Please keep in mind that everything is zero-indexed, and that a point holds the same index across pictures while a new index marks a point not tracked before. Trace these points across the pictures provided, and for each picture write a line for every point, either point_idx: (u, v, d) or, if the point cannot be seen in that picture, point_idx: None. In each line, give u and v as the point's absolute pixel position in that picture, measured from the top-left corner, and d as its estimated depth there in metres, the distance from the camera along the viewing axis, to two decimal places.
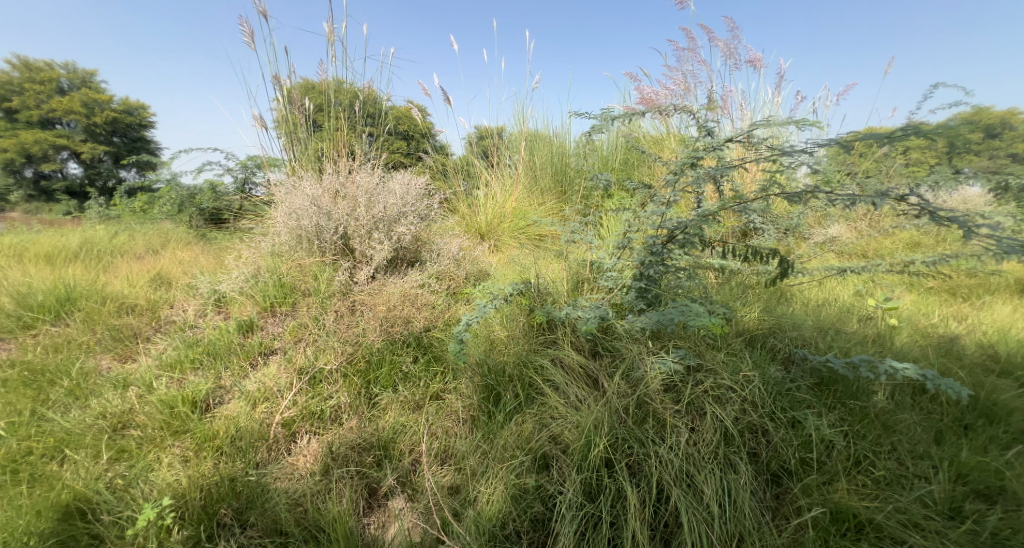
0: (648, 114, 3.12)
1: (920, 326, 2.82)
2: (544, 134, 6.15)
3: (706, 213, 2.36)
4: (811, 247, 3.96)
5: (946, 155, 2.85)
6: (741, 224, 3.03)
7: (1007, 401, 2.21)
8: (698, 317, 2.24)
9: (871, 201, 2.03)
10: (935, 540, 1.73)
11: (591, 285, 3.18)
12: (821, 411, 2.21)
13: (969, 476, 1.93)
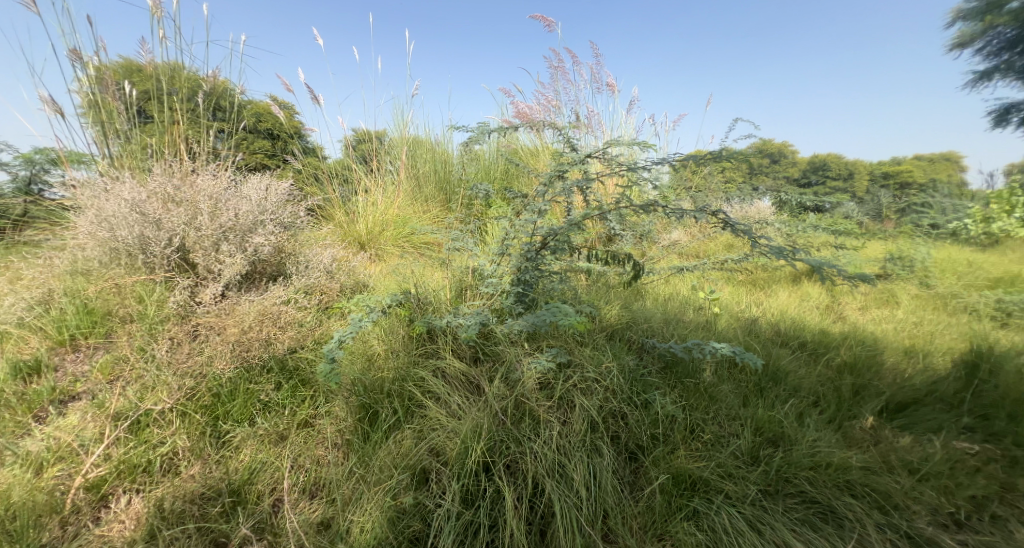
0: (522, 128, 3.28)
1: (734, 312, 3.44)
2: (424, 141, 6.07)
3: (574, 221, 2.61)
4: (660, 249, 4.58)
5: (748, 175, 3.55)
6: (605, 231, 3.36)
7: (785, 365, 2.78)
8: (567, 317, 2.40)
9: (694, 215, 2.45)
10: (744, 484, 2.12)
11: (473, 291, 3.22)
12: (666, 390, 2.56)
13: (764, 428, 2.40)
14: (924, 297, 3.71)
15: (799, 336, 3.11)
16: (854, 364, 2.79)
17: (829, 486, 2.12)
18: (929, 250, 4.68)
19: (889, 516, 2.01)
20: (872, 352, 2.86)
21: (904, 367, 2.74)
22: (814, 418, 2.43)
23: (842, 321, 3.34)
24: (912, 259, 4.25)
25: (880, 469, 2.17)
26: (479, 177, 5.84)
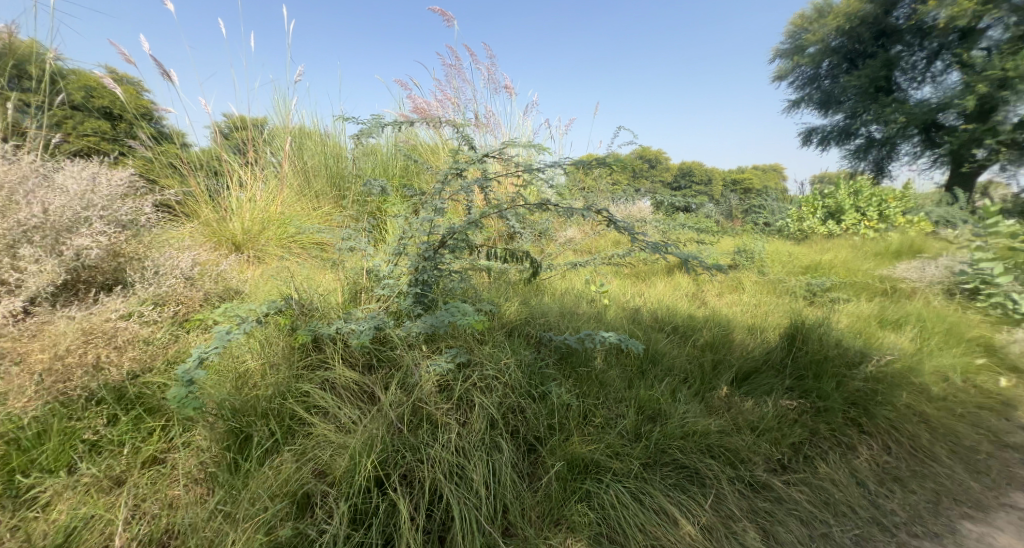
0: (419, 123, 3.20)
1: (620, 303, 3.76)
2: (311, 132, 5.63)
3: (472, 220, 2.63)
4: (558, 245, 4.76)
5: (631, 177, 3.90)
6: (505, 230, 3.43)
7: (661, 348, 3.09)
8: (465, 316, 2.39)
9: (583, 214, 2.63)
10: (628, 461, 2.34)
11: (368, 294, 3.06)
12: (562, 381, 2.71)
13: (644, 407, 2.66)
14: (763, 282, 4.42)
15: (672, 321, 3.48)
16: (714, 343, 3.19)
17: (696, 452, 2.43)
18: (765, 244, 5.60)
19: (738, 471, 2.39)
20: (725, 332, 3.30)
21: (750, 341, 3.23)
22: (684, 393, 2.74)
23: (702, 306, 3.83)
24: (752, 251, 5.06)
25: (732, 430, 2.54)
26: (377, 172, 5.57)
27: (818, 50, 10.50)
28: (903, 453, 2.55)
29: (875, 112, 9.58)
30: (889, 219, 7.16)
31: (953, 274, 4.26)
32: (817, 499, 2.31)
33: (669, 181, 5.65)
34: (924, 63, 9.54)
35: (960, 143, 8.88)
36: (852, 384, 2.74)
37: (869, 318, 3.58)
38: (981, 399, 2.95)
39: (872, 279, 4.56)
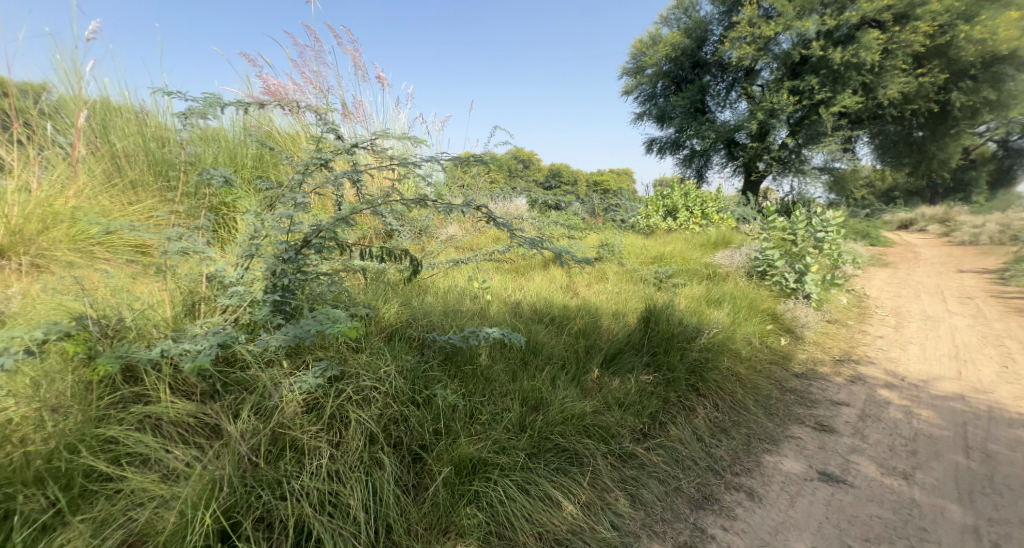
0: (271, 107, 2.82)
1: (503, 296, 3.90)
2: (122, 108, 4.55)
3: (341, 216, 2.42)
4: (439, 244, 4.69)
5: (506, 175, 4.05)
6: (381, 226, 3.25)
7: (540, 338, 3.25)
8: (336, 324, 2.23)
9: (461, 210, 2.60)
10: (514, 453, 2.42)
11: (210, 304, 2.62)
12: (447, 382, 2.69)
13: (528, 398, 2.77)
14: (621, 272, 4.97)
15: (549, 312, 3.70)
16: (586, 330, 3.48)
17: (574, 434, 2.63)
18: (621, 238, 6.36)
19: (611, 446, 2.65)
20: (596, 319, 3.64)
21: (615, 325, 3.61)
22: (562, 379, 2.93)
23: (573, 296, 4.16)
24: (613, 245, 5.65)
25: (604, 409, 2.80)
26: (225, 162, 4.55)
27: (654, 73, 12.08)
28: (728, 407, 3.08)
29: (694, 129, 11.46)
30: (708, 217, 8.78)
31: (751, 260, 5.33)
32: (671, 459, 2.67)
33: (540, 181, 6.02)
34: (724, 92, 11.75)
35: (751, 156, 11.12)
36: (692, 354, 3.25)
37: (701, 298, 4.27)
38: (773, 356, 3.75)
39: (700, 266, 5.47)
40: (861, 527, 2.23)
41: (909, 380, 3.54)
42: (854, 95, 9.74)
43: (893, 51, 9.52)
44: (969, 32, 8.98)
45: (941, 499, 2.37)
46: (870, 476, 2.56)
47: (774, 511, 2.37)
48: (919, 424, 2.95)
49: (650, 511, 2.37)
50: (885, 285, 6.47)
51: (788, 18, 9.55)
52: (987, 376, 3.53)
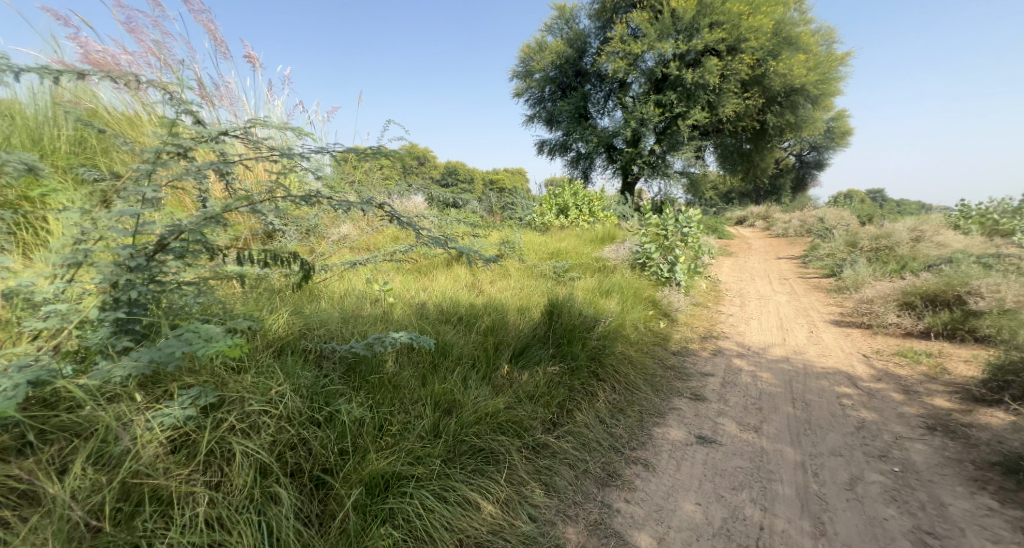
0: (99, 80, 2.22)
1: (407, 300, 3.74)
2: None
3: (210, 215, 2.03)
4: (330, 244, 4.54)
5: (402, 173, 3.94)
6: (258, 224, 2.98)
7: (449, 339, 3.17)
8: (210, 345, 1.88)
9: (359, 208, 2.35)
10: (429, 462, 2.32)
11: (10, 331, 2.00)
12: (352, 395, 2.46)
13: (440, 401, 2.67)
14: (523, 268, 5.26)
15: (457, 312, 3.65)
16: (493, 327, 3.51)
17: (489, 433, 2.61)
18: (521, 236, 6.74)
19: (524, 439, 2.69)
20: (502, 316, 3.68)
21: (521, 320, 3.71)
22: (474, 379, 2.91)
23: (475, 290, 4.37)
24: (513, 242, 5.99)
25: (515, 403, 2.85)
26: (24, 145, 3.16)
27: (541, 78, 12.95)
28: (623, 389, 3.38)
29: (579, 132, 12.59)
30: (595, 214, 9.64)
31: (634, 254, 5.96)
32: (579, 444, 2.81)
33: (436, 179, 6.03)
34: (603, 101, 12.96)
35: (626, 160, 12.45)
36: (591, 341, 3.51)
37: (595, 290, 4.65)
38: (654, 338, 4.22)
39: (591, 259, 5.95)
40: (729, 478, 2.58)
41: (753, 349, 4.27)
42: (702, 110, 11.41)
43: (727, 76, 11.06)
44: (775, 68, 10.82)
45: (780, 444, 2.85)
46: (732, 434, 2.99)
47: (665, 477, 2.63)
48: (762, 385, 3.59)
49: (564, 497, 2.46)
50: (733, 272, 7.76)
51: (650, 39, 10.81)
52: (802, 341, 4.44)
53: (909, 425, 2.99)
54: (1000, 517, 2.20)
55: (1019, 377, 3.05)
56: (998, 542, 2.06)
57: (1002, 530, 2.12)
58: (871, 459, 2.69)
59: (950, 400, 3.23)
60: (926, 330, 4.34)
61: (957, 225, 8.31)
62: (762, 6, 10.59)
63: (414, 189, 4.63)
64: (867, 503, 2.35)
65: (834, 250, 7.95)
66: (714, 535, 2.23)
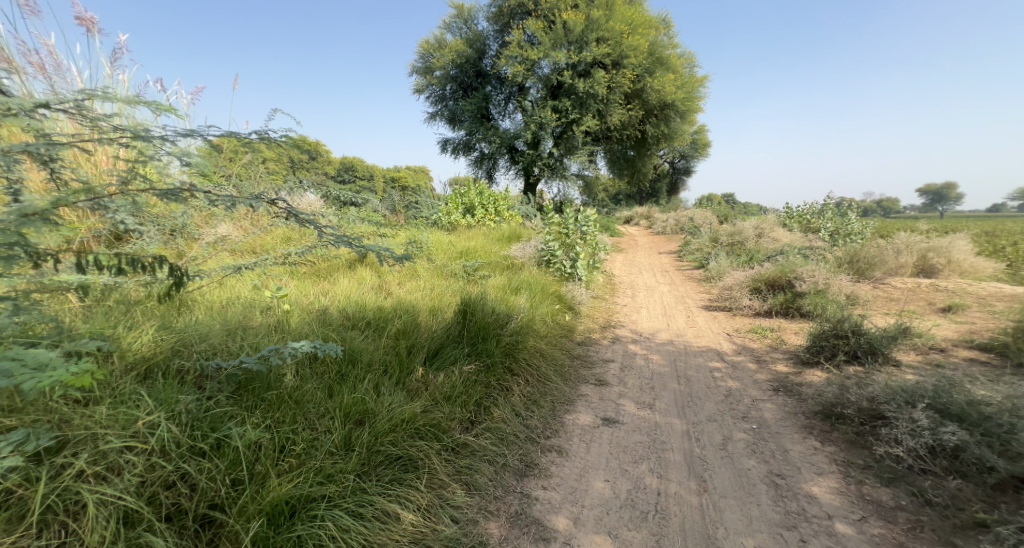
0: None
1: (306, 307, 3.49)
2: None
3: (34, 209, 1.58)
4: (203, 247, 4.13)
5: (291, 168, 3.69)
6: (106, 223, 2.55)
7: (357, 345, 2.99)
8: (41, 377, 1.49)
9: (248, 203, 1.99)
10: (341, 479, 2.15)
11: None
12: (245, 417, 2.19)
13: (350, 413, 2.50)
14: (432, 268, 5.26)
15: (363, 316, 3.46)
16: (404, 330, 3.40)
17: (406, 440, 2.51)
18: (428, 236, 6.69)
19: (443, 441, 2.65)
20: (413, 318, 3.59)
21: (432, 321, 3.64)
22: (387, 385, 2.79)
23: (381, 292, 4.25)
24: (421, 242, 5.93)
25: (432, 406, 2.80)
26: None
27: (442, 75, 12.87)
28: (536, 381, 3.50)
29: (482, 132, 12.75)
30: (500, 214, 9.93)
31: (539, 251, 6.24)
32: (497, 439, 2.83)
33: (330, 174, 5.74)
34: (504, 103, 13.26)
35: (528, 161, 12.92)
36: (505, 338, 3.62)
37: (506, 287, 4.77)
38: (559, 330, 4.45)
39: (499, 257, 6.12)
40: (631, 453, 2.79)
41: (643, 335, 4.73)
42: (594, 117, 12.30)
43: (613, 88, 12.03)
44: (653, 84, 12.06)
45: (669, 417, 3.18)
46: (630, 412, 3.25)
47: (577, 460, 2.74)
48: (653, 366, 3.99)
49: (484, 493, 2.43)
50: (623, 266, 8.53)
51: (546, 47, 11.36)
52: (681, 325, 5.04)
53: (760, 388, 3.56)
54: (823, 453, 2.74)
55: (829, 340, 3.82)
56: (822, 473, 2.57)
57: (825, 465, 2.65)
58: (734, 419, 3.14)
59: (788, 365, 3.93)
60: (768, 310, 5.23)
61: (785, 224, 10.13)
62: (639, 27, 11.70)
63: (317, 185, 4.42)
64: (734, 457, 2.74)
65: (700, 245, 9.16)
66: (622, 507, 2.37)
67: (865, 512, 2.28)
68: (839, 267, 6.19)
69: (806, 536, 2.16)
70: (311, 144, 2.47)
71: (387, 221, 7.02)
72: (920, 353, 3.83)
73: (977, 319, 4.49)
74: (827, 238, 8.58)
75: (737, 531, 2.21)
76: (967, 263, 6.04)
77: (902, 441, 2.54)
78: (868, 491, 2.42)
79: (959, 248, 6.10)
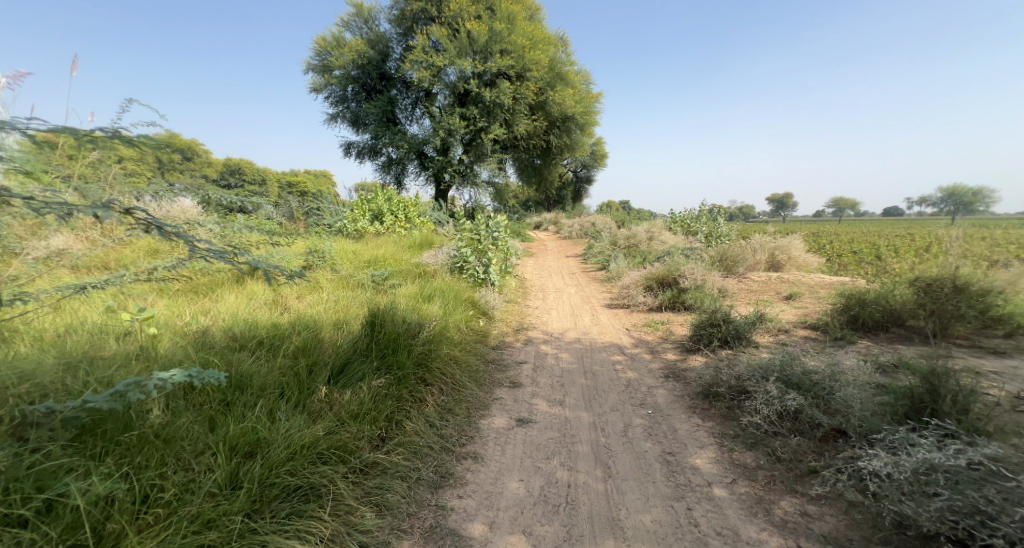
0: None
1: (180, 329, 3.15)
2: None
3: None
4: (34, 263, 3.44)
5: (158, 171, 3.29)
6: None
7: (247, 369, 2.76)
8: None
9: (91, 212, 1.74)
10: (224, 522, 1.95)
11: None
12: (90, 468, 1.92)
13: (238, 445, 2.28)
14: (336, 279, 5.00)
15: (255, 336, 3.21)
16: (304, 347, 3.20)
17: (306, 467, 2.34)
18: (331, 244, 6.33)
19: (350, 463, 2.52)
20: (314, 334, 3.39)
21: (337, 336, 3.48)
22: (284, 410, 2.59)
23: (280, 308, 3.96)
24: (322, 251, 5.60)
25: (337, 427, 2.65)
26: None
27: (342, 75, 12.26)
28: (450, 389, 3.48)
29: (389, 137, 12.39)
30: (410, 221, 9.74)
31: (451, 257, 6.21)
32: (410, 453, 2.76)
33: (204, 176, 5.16)
34: (410, 107, 13.03)
35: (438, 168, 12.82)
36: (417, 348, 3.55)
37: (417, 296, 4.69)
38: (473, 336, 4.47)
39: (410, 265, 6.00)
40: (543, 450, 2.89)
41: (553, 335, 4.94)
42: (501, 126, 12.59)
43: (517, 99, 12.43)
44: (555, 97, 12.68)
45: (577, 411, 3.36)
46: (542, 411, 3.37)
47: (492, 464, 2.77)
48: (562, 364, 4.18)
49: (397, 512, 2.34)
50: (532, 270, 8.83)
51: (452, 54, 11.40)
52: (588, 323, 5.36)
53: (654, 376, 3.91)
54: (705, 428, 3.09)
55: (706, 329, 4.31)
56: (703, 446, 2.90)
57: (705, 438, 2.98)
58: (633, 407, 3.41)
59: (675, 353, 4.37)
60: (658, 305, 5.76)
61: (671, 228, 11.27)
62: (539, 43, 12.20)
63: (193, 189, 3.95)
64: (633, 442, 2.98)
65: (601, 248, 9.81)
66: (535, 504, 2.45)
67: (736, 475, 2.62)
68: (713, 265, 7.04)
69: (693, 504, 2.42)
70: (180, 144, 2.24)
71: (281, 230, 6.47)
72: (774, 334, 4.52)
73: (810, 303, 5.43)
74: (704, 239, 9.70)
75: (636, 509, 2.40)
76: (804, 259, 7.26)
77: (760, 410, 2.97)
78: (738, 457, 2.77)
79: (798, 247, 7.31)
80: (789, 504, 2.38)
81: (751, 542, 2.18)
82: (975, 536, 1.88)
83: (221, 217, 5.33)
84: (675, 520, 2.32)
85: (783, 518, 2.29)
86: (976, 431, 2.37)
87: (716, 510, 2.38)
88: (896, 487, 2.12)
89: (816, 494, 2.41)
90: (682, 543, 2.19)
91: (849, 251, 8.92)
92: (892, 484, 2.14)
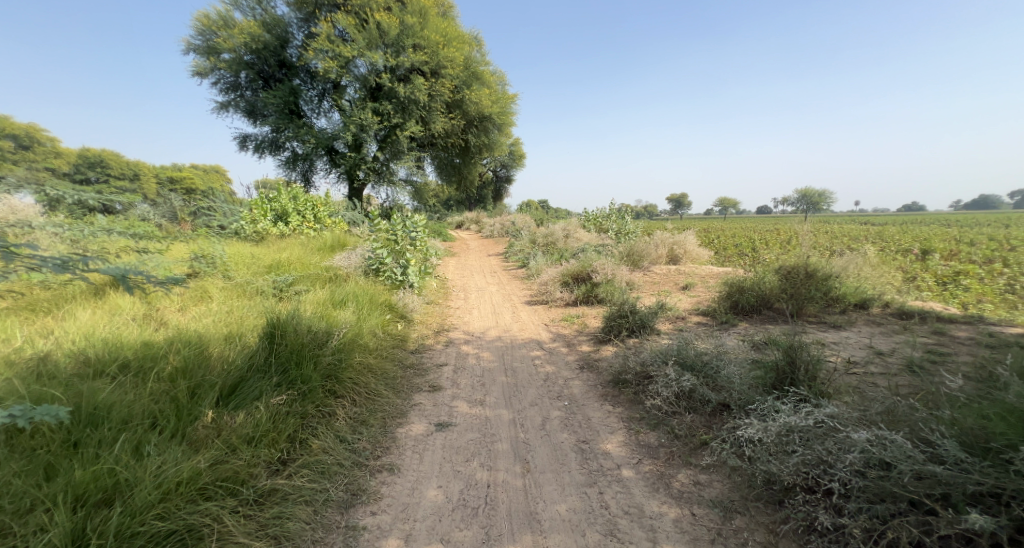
0: None
1: (5, 357, 2.73)
2: None
3: None
4: None
5: None
6: None
7: (105, 400, 2.44)
8: None
9: None
10: None
11: None
12: None
13: (87, 493, 2.01)
14: (229, 287, 4.58)
15: (117, 359, 2.88)
16: (184, 368, 2.89)
17: (183, 507, 2.12)
18: (224, 248, 5.74)
19: (241, 495, 2.31)
20: (197, 351, 3.07)
21: (228, 351, 3.19)
22: (154, 443, 2.33)
23: (160, 325, 3.53)
24: (212, 256, 5.05)
25: (226, 455, 2.43)
26: None
27: (231, 59, 11.30)
28: (363, 400, 3.34)
29: (293, 130, 11.56)
30: (320, 221, 9.22)
31: (366, 259, 5.95)
32: (317, 474, 2.59)
33: (44, 169, 4.42)
34: (316, 99, 12.28)
35: (350, 165, 12.17)
36: (325, 359, 3.36)
37: (326, 301, 4.43)
38: (389, 341, 4.34)
39: (320, 269, 5.67)
40: (462, 453, 2.88)
41: (473, 334, 4.95)
42: (416, 123, 12.35)
43: (433, 96, 12.26)
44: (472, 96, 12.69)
45: (498, 409, 3.40)
46: (461, 412, 3.35)
47: (409, 473, 2.69)
48: (483, 363, 4.20)
49: (299, 540, 2.18)
50: (452, 269, 8.78)
51: (360, 45, 10.90)
52: (508, 321, 5.44)
53: (570, 368, 4.07)
54: (615, 414, 3.28)
55: (615, 320, 4.59)
56: (613, 431, 3.08)
57: (615, 423, 3.17)
58: (550, 400, 3.53)
59: (589, 344, 4.59)
60: (574, 299, 6.03)
61: (584, 225, 11.83)
62: (454, 40, 12.01)
63: (31, 184, 3.35)
64: (550, 434, 3.08)
65: (520, 247, 10.03)
66: (453, 509, 2.43)
67: (641, 455, 2.82)
68: (621, 259, 7.50)
69: (603, 488, 2.57)
70: None
71: (157, 232, 5.99)
72: (673, 321, 4.94)
73: (702, 292, 6.01)
74: (614, 236, 10.31)
75: (552, 500, 2.49)
76: (696, 252, 8.03)
77: (660, 393, 3.22)
78: (643, 438, 2.98)
79: (691, 241, 8.05)
80: (685, 476, 2.62)
81: (654, 516, 2.36)
82: (822, 485, 2.20)
83: (75, 219, 4.62)
84: (588, 506, 2.44)
85: (680, 490, 2.51)
86: (823, 394, 2.80)
87: (624, 491, 2.54)
88: (765, 450, 2.44)
89: (706, 464, 2.67)
90: (595, 527, 2.31)
91: (732, 245, 10.00)
92: (762, 448, 2.46)
